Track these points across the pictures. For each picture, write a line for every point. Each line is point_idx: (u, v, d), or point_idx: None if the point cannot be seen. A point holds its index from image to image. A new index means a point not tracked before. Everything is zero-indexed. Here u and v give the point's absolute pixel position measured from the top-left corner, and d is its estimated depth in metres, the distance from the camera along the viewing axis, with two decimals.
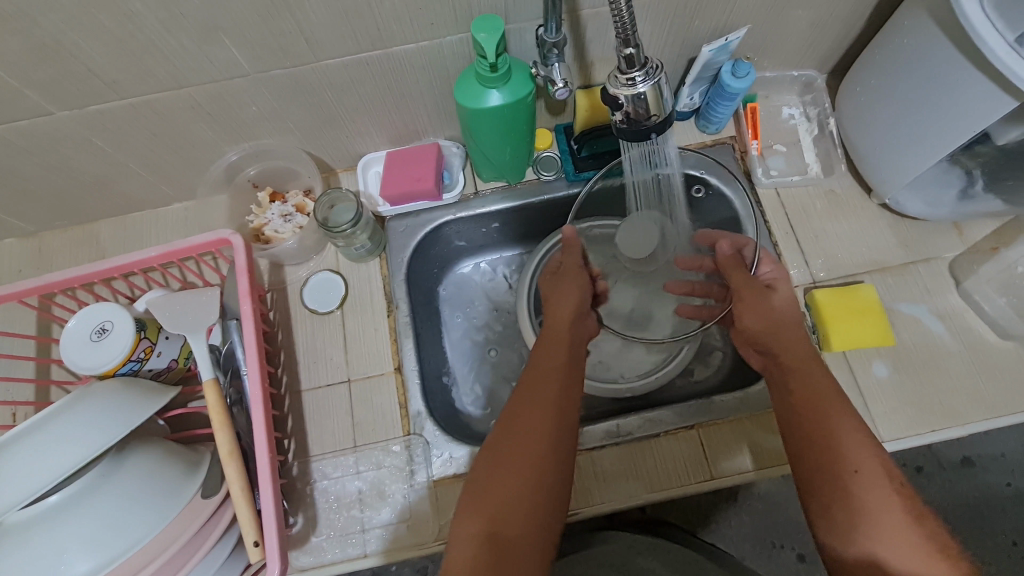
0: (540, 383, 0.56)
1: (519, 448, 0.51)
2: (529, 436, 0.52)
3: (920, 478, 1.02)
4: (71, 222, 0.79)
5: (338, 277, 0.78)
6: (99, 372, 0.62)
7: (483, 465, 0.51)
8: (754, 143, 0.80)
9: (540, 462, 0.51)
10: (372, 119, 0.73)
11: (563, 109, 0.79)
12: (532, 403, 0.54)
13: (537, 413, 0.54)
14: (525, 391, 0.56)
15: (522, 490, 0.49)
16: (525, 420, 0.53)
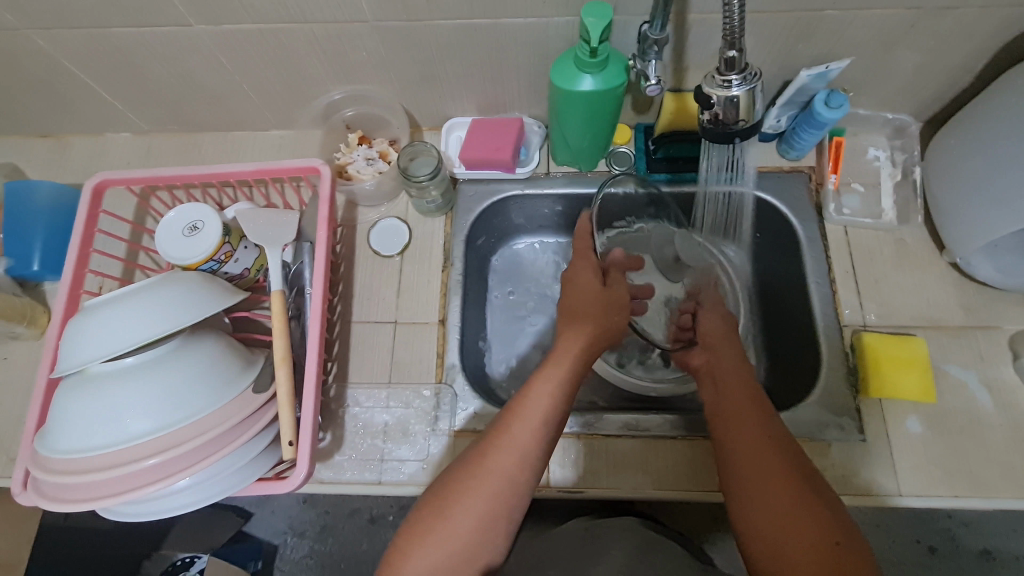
0: (514, 424, 0.55)
1: (476, 497, 0.51)
2: (479, 488, 0.52)
3: (932, 558, 1.00)
4: (180, 129, 0.87)
5: (404, 226, 0.83)
6: (184, 264, 0.69)
7: (434, 497, 0.52)
8: (832, 177, 0.80)
9: (496, 523, 0.51)
10: (467, 84, 0.77)
11: (647, 108, 0.81)
12: (503, 455, 0.53)
13: (503, 465, 0.53)
14: (502, 435, 0.54)
15: (466, 545, 0.50)
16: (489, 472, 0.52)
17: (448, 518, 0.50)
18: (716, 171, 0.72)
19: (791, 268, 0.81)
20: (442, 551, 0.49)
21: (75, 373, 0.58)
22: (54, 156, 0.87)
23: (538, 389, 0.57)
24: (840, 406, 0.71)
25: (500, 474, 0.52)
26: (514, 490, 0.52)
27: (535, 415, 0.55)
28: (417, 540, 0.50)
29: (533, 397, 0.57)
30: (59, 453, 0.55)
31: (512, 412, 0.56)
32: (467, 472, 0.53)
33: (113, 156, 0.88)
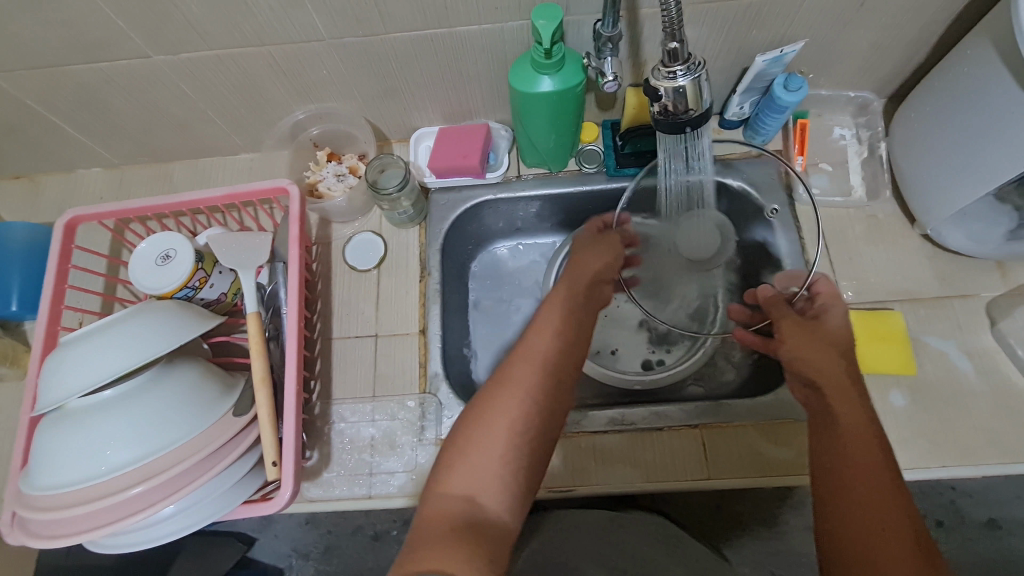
0: (534, 338, 0.57)
1: (507, 403, 0.52)
2: (504, 411, 0.52)
3: (938, 533, 0.99)
4: (151, 160, 0.88)
5: (379, 239, 0.83)
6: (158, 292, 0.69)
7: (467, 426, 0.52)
8: (799, 159, 0.80)
9: (531, 404, 0.52)
10: (430, 93, 0.77)
11: (611, 104, 0.82)
12: (524, 368, 0.55)
13: (525, 377, 0.54)
14: (523, 348, 0.57)
15: (503, 453, 0.50)
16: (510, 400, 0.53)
17: (482, 410, 0.52)
18: (676, 160, 0.70)
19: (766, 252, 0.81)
20: (487, 445, 0.50)
21: (52, 410, 0.57)
22: (28, 196, 0.88)
23: (544, 317, 0.60)
24: None
25: (524, 374, 0.54)
26: (538, 392, 0.53)
27: (551, 331, 0.58)
28: (455, 457, 0.50)
29: (546, 320, 0.59)
30: (41, 491, 0.55)
31: (531, 334, 0.58)
32: (495, 386, 0.54)
33: (86, 191, 0.88)
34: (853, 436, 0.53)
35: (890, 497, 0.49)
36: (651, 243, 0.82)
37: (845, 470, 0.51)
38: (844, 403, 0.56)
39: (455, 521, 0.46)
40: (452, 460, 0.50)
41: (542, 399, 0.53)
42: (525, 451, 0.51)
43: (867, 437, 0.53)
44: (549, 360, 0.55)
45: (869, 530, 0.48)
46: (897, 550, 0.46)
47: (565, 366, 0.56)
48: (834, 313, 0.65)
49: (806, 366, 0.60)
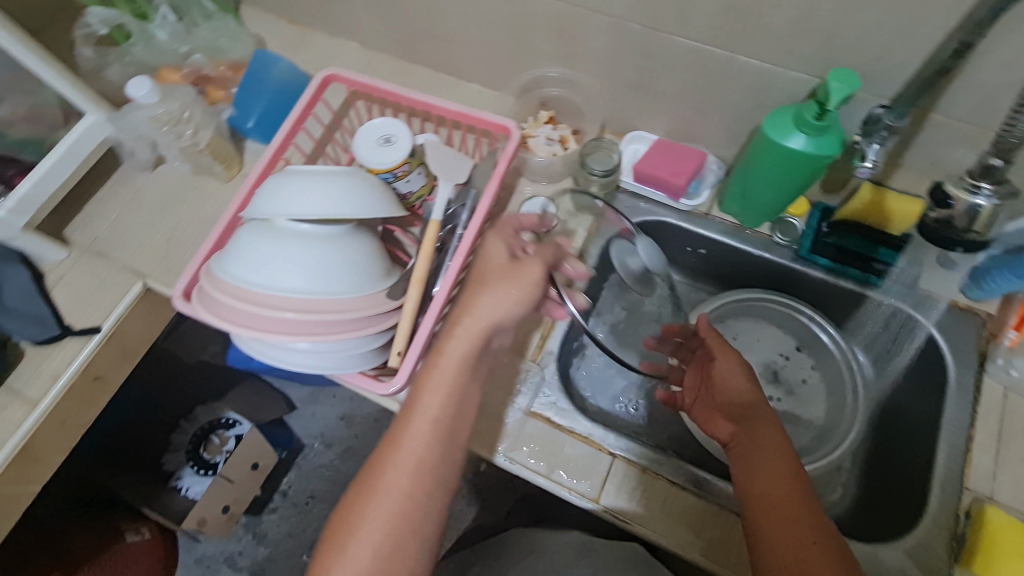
0: (411, 426, 0.57)
1: (382, 504, 0.54)
2: (378, 500, 0.55)
3: None
4: (401, 54, 0.96)
5: (556, 210, 0.86)
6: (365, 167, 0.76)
7: (344, 515, 0.56)
8: (1012, 333, 0.72)
9: (416, 483, 0.55)
10: (671, 104, 0.79)
11: (838, 190, 0.79)
12: (404, 450, 0.56)
13: (400, 466, 0.55)
14: (403, 429, 0.57)
15: (385, 545, 0.53)
16: (388, 486, 0.55)
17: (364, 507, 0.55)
18: (901, 283, 0.77)
19: (927, 408, 0.74)
20: (367, 543, 0.53)
21: (261, 219, 0.66)
22: (295, 41, 1.00)
23: (430, 391, 0.58)
24: (928, 565, 0.64)
25: (404, 476, 0.55)
26: (414, 467, 0.55)
27: (439, 395, 0.58)
28: (342, 545, 0.53)
29: (431, 395, 0.58)
30: (227, 277, 0.63)
31: (418, 395, 0.58)
32: (365, 488, 0.56)
33: (339, 58, 0.98)
34: (765, 467, 0.57)
35: (802, 517, 0.53)
36: (824, 352, 0.86)
37: (768, 500, 0.55)
38: (761, 436, 0.60)
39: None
40: (339, 547, 0.53)
41: (413, 492, 0.55)
42: (408, 533, 0.54)
43: (783, 468, 0.57)
44: (423, 450, 0.56)
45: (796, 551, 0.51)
46: (797, 515, 0.53)
47: (441, 440, 0.57)
48: (732, 367, 0.67)
49: (735, 409, 0.65)
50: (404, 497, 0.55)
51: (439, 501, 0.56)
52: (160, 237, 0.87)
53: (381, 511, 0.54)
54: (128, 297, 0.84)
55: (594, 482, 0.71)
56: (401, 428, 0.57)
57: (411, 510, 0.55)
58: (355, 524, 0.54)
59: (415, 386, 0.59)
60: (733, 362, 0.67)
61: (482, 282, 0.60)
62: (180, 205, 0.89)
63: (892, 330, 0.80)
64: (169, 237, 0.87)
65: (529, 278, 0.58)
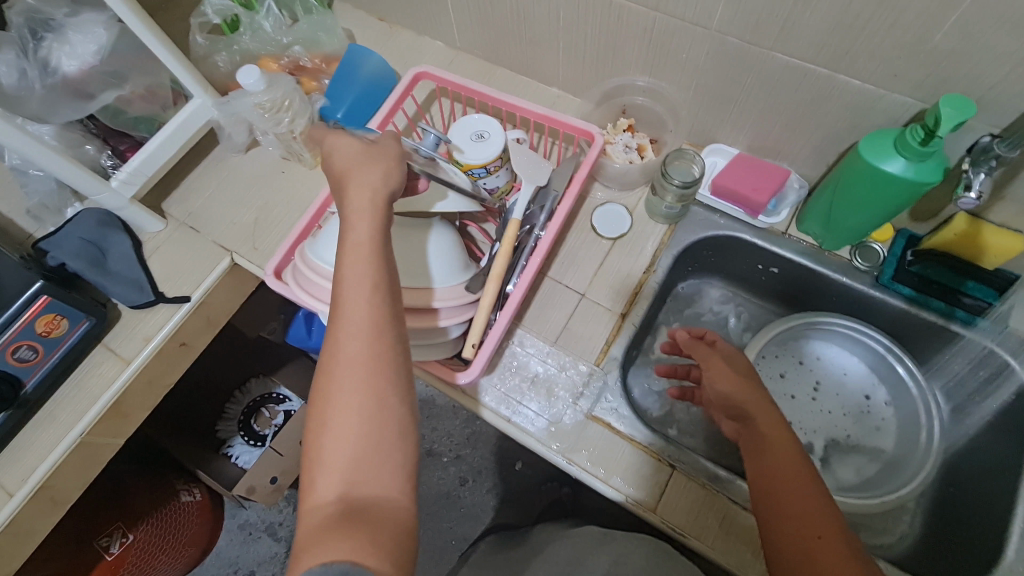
0: (344, 309, 0.52)
1: (338, 393, 0.50)
2: (343, 394, 0.50)
3: None
4: (484, 56, 0.99)
5: (628, 218, 0.86)
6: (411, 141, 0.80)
7: (314, 420, 0.51)
8: None
9: (381, 362, 0.51)
10: (757, 120, 0.78)
11: (929, 218, 0.76)
12: (346, 340, 0.51)
13: (349, 347, 0.51)
14: (338, 317, 0.52)
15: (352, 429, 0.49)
16: (343, 375, 0.51)
17: (329, 405, 0.50)
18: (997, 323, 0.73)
19: (1008, 453, 0.71)
20: (344, 429, 0.49)
21: None
22: (383, 38, 1.04)
23: (351, 264, 0.54)
24: None
25: (357, 355, 0.51)
26: (357, 346, 0.51)
27: (361, 292, 0.52)
28: (319, 443, 0.50)
29: (350, 282, 0.53)
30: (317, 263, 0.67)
31: (338, 293, 0.53)
32: (325, 386, 0.51)
33: (423, 56, 1.02)
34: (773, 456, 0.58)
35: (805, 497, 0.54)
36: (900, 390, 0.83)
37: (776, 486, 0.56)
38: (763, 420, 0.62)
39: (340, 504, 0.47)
40: (316, 451, 0.50)
41: (373, 368, 0.51)
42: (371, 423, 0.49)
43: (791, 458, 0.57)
44: (366, 332, 0.51)
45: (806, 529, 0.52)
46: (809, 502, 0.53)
47: (381, 314, 0.53)
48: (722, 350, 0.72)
49: (730, 406, 0.65)
50: (368, 383, 0.50)
51: (400, 377, 0.52)
52: (247, 216, 0.92)
53: (347, 401, 0.50)
54: (216, 270, 0.89)
55: (652, 491, 0.71)
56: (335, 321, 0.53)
57: (378, 387, 0.50)
58: (326, 423, 0.50)
59: (338, 282, 0.54)
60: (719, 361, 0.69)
61: (346, 166, 0.59)
62: (267, 188, 0.94)
63: (984, 371, 0.75)
64: (256, 217, 0.92)
65: (387, 152, 0.61)
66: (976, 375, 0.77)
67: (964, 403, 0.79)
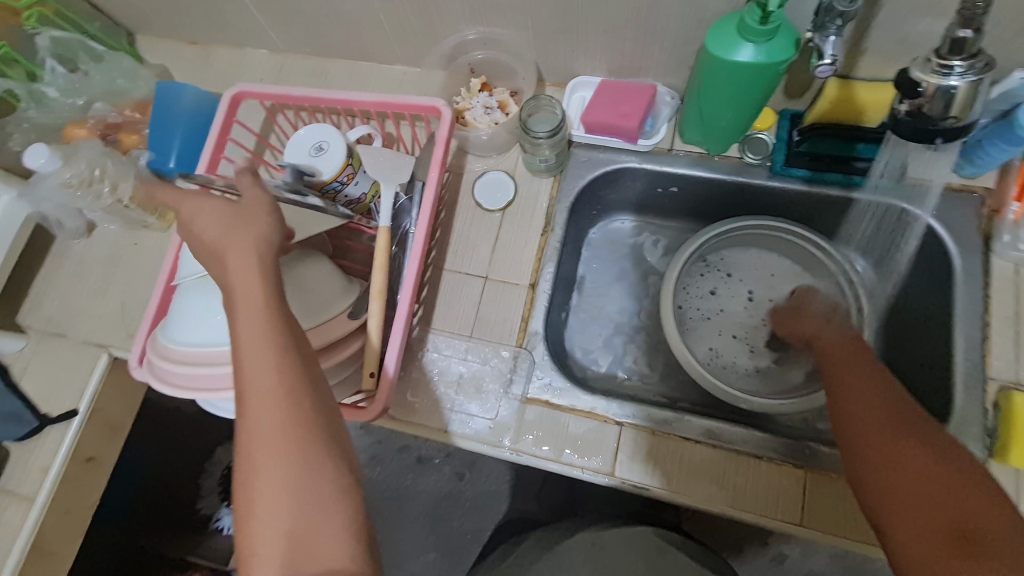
0: (249, 381, 0.44)
1: (259, 469, 0.42)
2: (268, 472, 0.42)
3: None
4: (313, 52, 0.89)
5: (510, 182, 0.80)
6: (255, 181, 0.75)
7: (240, 507, 0.43)
8: (1014, 205, 0.67)
9: (305, 425, 0.43)
10: (603, 41, 0.71)
11: (803, 92, 0.72)
12: (260, 413, 0.43)
13: (265, 422, 0.43)
14: (240, 385, 0.44)
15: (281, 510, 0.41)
16: (264, 449, 0.42)
17: (255, 486, 0.42)
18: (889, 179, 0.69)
19: (933, 304, 0.70)
20: (274, 511, 0.42)
21: (191, 278, 0.60)
22: (201, 64, 0.93)
23: (245, 322, 0.45)
24: None
25: (274, 422, 0.43)
26: (269, 416, 0.43)
27: (260, 352, 0.44)
28: (248, 539, 0.42)
29: (243, 344, 0.45)
30: (173, 344, 0.58)
31: (237, 358, 0.45)
32: (245, 468, 0.43)
33: (249, 71, 0.91)
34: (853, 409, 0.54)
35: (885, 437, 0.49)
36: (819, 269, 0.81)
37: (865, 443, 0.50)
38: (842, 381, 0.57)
39: None
40: (248, 545, 0.42)
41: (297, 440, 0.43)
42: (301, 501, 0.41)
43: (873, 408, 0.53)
44: (280, 400, 0.43)
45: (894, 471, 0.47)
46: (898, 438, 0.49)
47: (292, 366, 0.45)
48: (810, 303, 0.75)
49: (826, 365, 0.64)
50: (292, 453, 0.42)
51: (324, 432, 0.44)
52: (112, 303, 0.83)
53: (272, 482, 0.42)
54: (96, 372, 0.80)
55: (607, 456, 0.68)
56: (240, 385, 0.44)
57: (306, 452, 0.43)
58: (251, 508, 0.42)
59: (234, 341, 0.45)
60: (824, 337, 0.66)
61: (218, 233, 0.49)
62: (124, 266, 0.85)
63: (890, 223, 0.73)
64: (122, 302, 0.83)
65: (257, 206, 0.50)
66: (888, 227, 0.74)
67: (885, 258, 0.77)
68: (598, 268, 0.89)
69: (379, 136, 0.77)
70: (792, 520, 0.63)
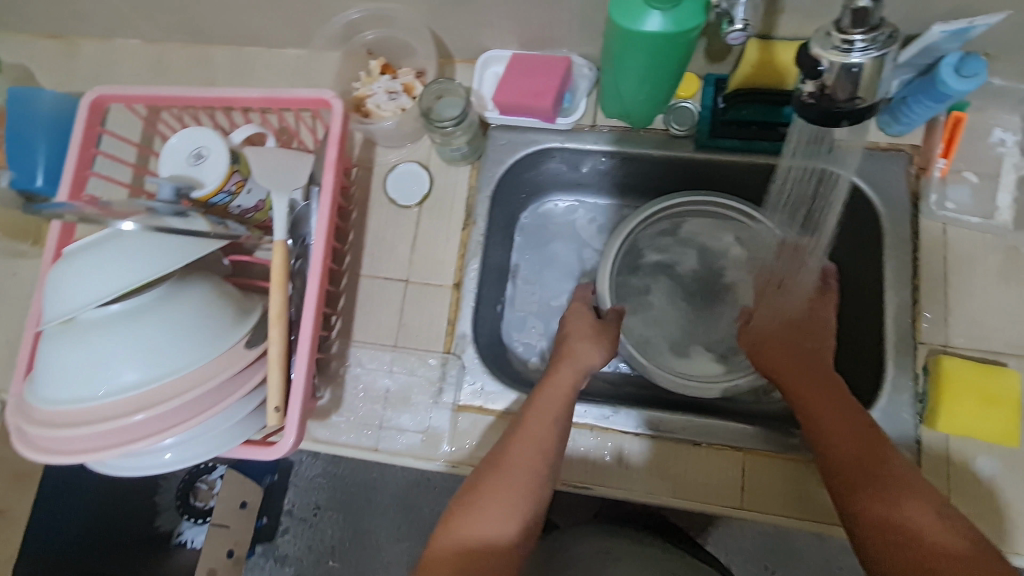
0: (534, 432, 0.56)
1: (495, 492, 0.52)
2: (508, 479, 0.53)
3: None
4: (191, 38, 0.79)
5: (425, 173, 0.74)
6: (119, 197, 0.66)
7: (461, 496, 0.53)
8: (941, 161, 0.65)
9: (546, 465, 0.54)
10: (506, 11, 0.64)
11: (725, 56, 0.67)
12: (520, 456, 0.54)
13: (527, 463, 0.54)
14: (522, 428, 0.56)
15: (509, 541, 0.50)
16: (512, 457, 0.54)
17: (484, 483, 0.53)
18: (803, 144, 0.61)
19: (866, 269, 0.69)
20: (497, 513, 0.51)
21: (54, 326, 0.53)
22: (63, 60, 0.81)
23: (545, 408, 0.58)
24: (896, 435, 0.61)
25: (531, 447, 0.55)
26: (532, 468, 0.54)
27: (554, 417, 0.57)
28: (463, 530, 0.51)
29: (537, 412, 0.57)
30: (46, 403, 0.52)
31: (530, 422, 0.57)
32: (488, 468, 0.54)
33: (121, 65, 0.80)
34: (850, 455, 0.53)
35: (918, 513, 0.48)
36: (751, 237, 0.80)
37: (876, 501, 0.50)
38: (845, 432, 0.55)
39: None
40: (463, 535, 0.51)
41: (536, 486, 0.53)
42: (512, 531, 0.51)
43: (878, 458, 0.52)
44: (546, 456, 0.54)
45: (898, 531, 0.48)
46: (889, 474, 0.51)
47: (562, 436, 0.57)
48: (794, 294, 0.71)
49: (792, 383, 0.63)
50: (535, 483, 0.53)
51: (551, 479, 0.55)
52: None
53: (505, 483, 0.53)
54: None
55: None
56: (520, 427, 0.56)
57: (531, 479, 0.53)
58: (470, 502, 0.52)
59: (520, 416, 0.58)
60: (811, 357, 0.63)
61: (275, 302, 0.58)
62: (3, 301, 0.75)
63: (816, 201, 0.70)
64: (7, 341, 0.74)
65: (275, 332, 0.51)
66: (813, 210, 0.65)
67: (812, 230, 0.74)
68: (532, 255, 0.84)
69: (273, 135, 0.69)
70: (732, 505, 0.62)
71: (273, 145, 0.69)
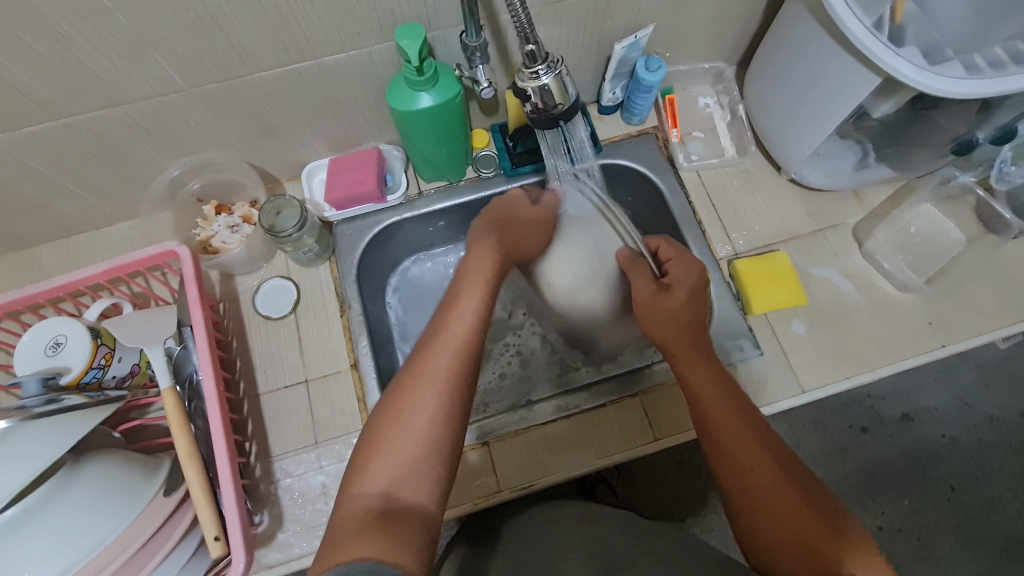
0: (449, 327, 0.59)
1: (413, 403, 0.54)
2: (417, 395, 0.54)
3: (866, 437, 1.23)
4: (11, 247, 0.79)
5: (289, 283, 0.80)
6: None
7: (372, 434, 0.53)
8: (674, 131, 0.86)
9: (455, 371, 0.56)
10: (310, 128, 0.76)
11: (495, 108, 0.84)
12: (435, 360, 0.56)
13: (424, 387, 0.54)
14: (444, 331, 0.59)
15: (416, 456, 0.51)
16: (429, 360, 0.56)
17: (390, 408, 0.54)
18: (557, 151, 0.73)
19: (663, 221, 0.87)
20: (397, 446, 0.51)
21: None
22: None
23: (459, 311, 0.61)
24: (734, 330, 0.77)
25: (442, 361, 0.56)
26: (450, 360, 0.56)
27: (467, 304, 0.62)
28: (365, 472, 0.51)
29: (458, 311, 0.61)
30: None
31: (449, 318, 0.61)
32: (396, 396, 0.55)
33: None
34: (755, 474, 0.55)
35: (835, 543, 0.49)
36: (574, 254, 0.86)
37: (786, 514, 0.52)
38: (748, 452, 0.56)
39: (372, 518, 0.46)
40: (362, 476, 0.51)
41: (460, 376, 0.56)
42: (438, 431, 0.53)
43: (777, 478, 0.54)
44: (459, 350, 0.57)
45: (812, 548, 0.50)
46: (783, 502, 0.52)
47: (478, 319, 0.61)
48: (682, 269, 0.69)
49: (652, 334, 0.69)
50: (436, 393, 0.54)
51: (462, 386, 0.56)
52: None
53: (411, 405, 0.53)
54: None
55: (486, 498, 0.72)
56: (435, 332, 0.59)
57: (436, 383, 0.55)
58: (377, 437, 0.52)
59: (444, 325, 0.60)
60: (704, 371, 0.61)
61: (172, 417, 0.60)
62: None
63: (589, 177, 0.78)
64: None
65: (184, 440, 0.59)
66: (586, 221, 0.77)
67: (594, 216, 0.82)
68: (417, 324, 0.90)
69: (128, 300, 0.71)
70: (652, 440, 0.73)
71: (131, 309, 0.71)
